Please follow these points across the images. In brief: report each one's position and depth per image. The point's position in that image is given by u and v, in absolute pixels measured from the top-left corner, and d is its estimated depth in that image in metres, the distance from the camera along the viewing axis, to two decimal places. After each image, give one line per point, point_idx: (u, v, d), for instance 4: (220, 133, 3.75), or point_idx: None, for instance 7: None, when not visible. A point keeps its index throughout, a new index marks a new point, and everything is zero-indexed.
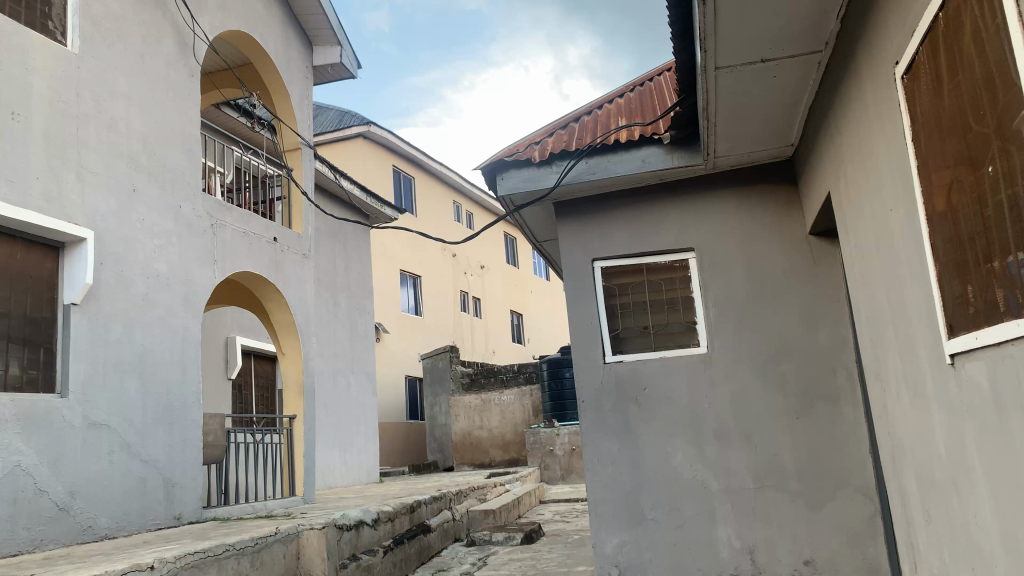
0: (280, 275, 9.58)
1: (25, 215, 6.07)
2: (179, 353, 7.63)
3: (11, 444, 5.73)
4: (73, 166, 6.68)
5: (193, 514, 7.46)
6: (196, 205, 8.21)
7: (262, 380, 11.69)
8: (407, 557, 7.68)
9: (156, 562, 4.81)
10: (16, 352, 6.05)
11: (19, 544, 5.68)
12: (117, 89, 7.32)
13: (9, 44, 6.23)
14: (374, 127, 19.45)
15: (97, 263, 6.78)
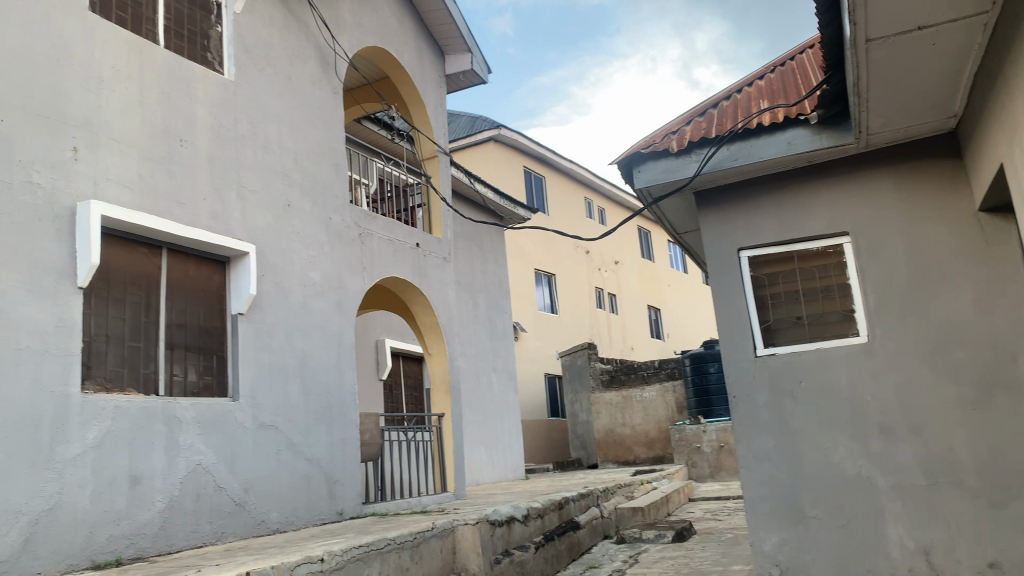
0: (424, 279, 9.90)
1: (195, 233, 6.59)
2: (335, 357, 8.03)
3: (193, 444, 6.24)
4: (234, 186, 7.18)
5: (353, 510, 7.85)
6: (344, 216, 8.62)
7: (410, 380, 12.11)
8: (557, 554, 7.74)
9: (326, 555, 5.11)
10: (193, 360, 6.59)
11: (203, 536, 6.18)
12: (270, 111, 7.82)
13: (174, 76, 6.79)
14: (504, 129, 19.75)
15: (259, 275, 7.26)
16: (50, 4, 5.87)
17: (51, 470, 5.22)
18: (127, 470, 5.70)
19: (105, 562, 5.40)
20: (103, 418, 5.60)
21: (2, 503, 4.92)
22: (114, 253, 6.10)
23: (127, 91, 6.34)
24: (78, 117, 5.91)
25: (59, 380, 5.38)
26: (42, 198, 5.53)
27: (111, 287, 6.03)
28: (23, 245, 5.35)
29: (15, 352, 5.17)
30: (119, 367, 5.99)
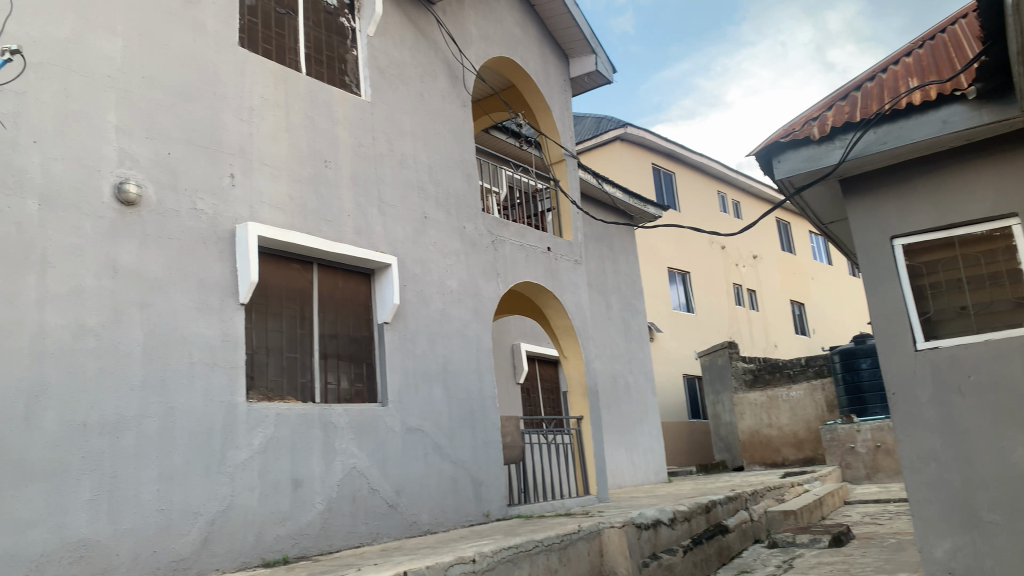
0: (557, 282, 9.96)
1: (342, 248, 6.94)
2: (475, 363, 8.21)
3: (347, 449, 6.57)
4: (375, 202, 7.51)
5: (499, 512, 8.00)
6: (478, 224, 8.81)
7: (547, 383, 12.21)
8: (707, 558, 7.57)
9: (478, 556, 5.24)
10: (345, 368, 6.94)
11: (361, 537, 6.48)
12: (404, 128, 8.11)
13: (317, 101, 7.18)
14: (630, 128, 19.55)
15: (401, 285, 7.55)
16: (205, 44, 6.36)
17: (224, 474, 5.64)
18: (290, 474, 6.07)
19: (274, 560, 5.78)
20: (267, 424, 6.00)
21: (184, 505, 5.36)
22: (270, 270, 6.52)
23: (276, 118, 6.77)
24: (234, 145, 6.37)
25: (227, 390, 5.80)
26: (206, 222, 6.00)
27: (269, 302, 6.45)
28: (192, 267, 5.82)
29: (189, 365, 5.62)
30: (279, 377, 6.39)
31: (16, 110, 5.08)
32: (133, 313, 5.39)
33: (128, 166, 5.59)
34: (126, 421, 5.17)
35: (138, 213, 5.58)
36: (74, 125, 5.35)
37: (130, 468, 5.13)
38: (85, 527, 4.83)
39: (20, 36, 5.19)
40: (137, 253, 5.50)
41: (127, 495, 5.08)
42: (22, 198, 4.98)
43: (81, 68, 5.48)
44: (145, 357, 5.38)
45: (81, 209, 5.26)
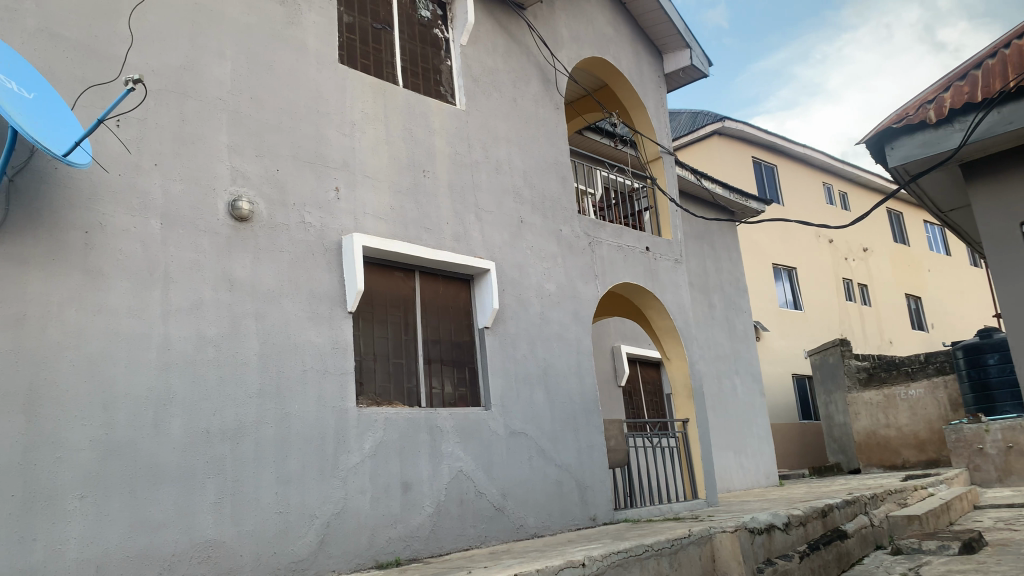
0: (658, 282, 9.80)
1: (442, 255, 7.06)
2: (576, 365, 8.19)
3: (454, 452, 6.66)
4: (472, 209, 7.60)
5: (606, 515, 7.94)
6: (575, 227, 8.77)
7: (650, 385, 12.04)
8: (826, 564, 7.27)
9: (587, 560, 5.22)
10: (448, 372, 7.04)
11: (469, 539, 6.56)
12: (499, 134, 8.18)
13: (414, 112, 7.34)
14: (728, 121, 19.06)
15: (501, 290, 7.61)
16: (308, 62, 6.60)
17: (337, 477, 5.82)
18: (399, 477, 6.21)
19: (387, 562, 5.92)
20: (377, 428, 6.16)
21: (301, 507, 5.56)
22: (375, 279, 6.69)
23: (375, 131, 6.96)
24: (338, 159, 6.58)
25: (338, 396, 5.99)
26: (313, 234, 6.22)
27: (375, 310, 6.62)
28: (301, 278, 6.05)
29: (301, 372, 5.83)
30: (386, 382, 6.55)
31: (138, 135, 5.39)
32: (249, 324, 5.64)
33: (240, 184, 5.86)
34: (246, 427, 5.41)
35: (251, 228, 5.83)
36: (190, 146, 5.64)
37: (250, 472, 5.36)
38: (211, 528, 5.08)
39: (140, 66, 5.53)
40: (250, 266, 5.76)
41: (249, 498, 5.32)
42: (146, 218, 5.29)
43: (195, 93, 5.78)
44: (261, 365, 5.61)
45: (200, 227, 5.55)
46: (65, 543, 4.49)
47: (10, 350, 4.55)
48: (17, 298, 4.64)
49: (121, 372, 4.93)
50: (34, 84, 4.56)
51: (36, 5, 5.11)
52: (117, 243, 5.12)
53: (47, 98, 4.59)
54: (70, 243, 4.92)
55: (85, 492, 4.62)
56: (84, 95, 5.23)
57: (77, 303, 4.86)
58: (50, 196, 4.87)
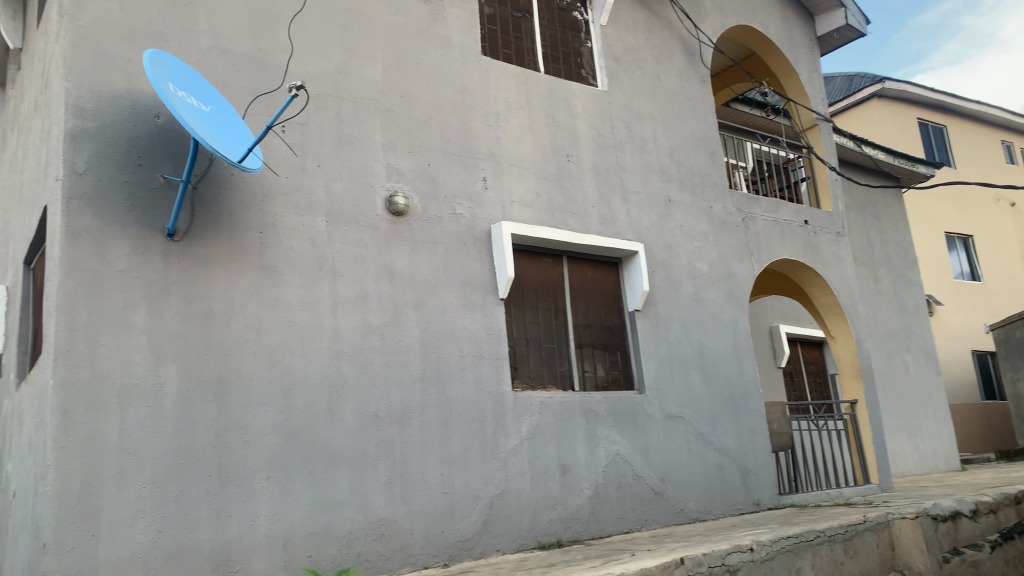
0: (818, 257, 9.32)
1: (589, 238, 7.05)
2: (732, 346, 7.95)
3: (610, 435, 6.66)
4: (618, 190, 7.53)
5: (771, 500, 7.68)
6: (726, 203, 8.48)
7: (812, 366, 11.48)
8: (1021, 555, 6.71)
9: (755, 544, 5.11)
10: (600, 356, 7.04)
11: (629, 522, 6.56)
12: (643, 113, 8.04)
13: (557, 98, 7.36)
14: (889, 82, 17.77)
15: (651, 272, 7.51)
16: (452, 57, 6.76)
17: (498, 459, 5.97)
18: (557, 460, 6.28)
19: (549, 543, 6.04)
20: (533, 412, 6.26)
21: (465, 488, 5.75)
22: (524, 266, 6.79)
23: (519, 119, 7.03)
24: (484, 150, 6.71)
25: (494, 381, 6.13)
26: (464, 225, 6.38)
27: (525, 296, 6.72)
28: (455, 267, 6.22)
29: (460, 359, 6.01)
30: (540, 366, 6.63)
31: (302, 139, 5.73)
32: (409, 313, 5.87)
33: (395, 180, 6.11)
34: (410, 411, 5.65)
35: (407, 222, 6.06)
36: (347, 146, 5.93)
37: (416, 454, 5.60)
38: (383, 508, 5.36)
39: (300, 73, 5.87)
40: (408, 257, 5.99)
41: (417, 479, 5.56)
42: (312, 217, 5.61)
43: (350, 95, 6.07)
44: (422, 353, 5.84)
45: (360, 222, 5.83)
46: (256, 519, 4.87)
47: (202, 342, 4.96)
48: (205, 294, 5.04)
49: (297, 362, 5.27)
50: (209, 96, 4.93)
51: (207, 25, 5.52)
52: (288, 240, 5.46)
53: (221, 109, 4.96)
54: (247, 243, 5.29)
55: (270, 473, 4.99)
56: (253, 104, 5.61)
57: (255, 298, 5.22)
58: (229, 201, 5.26)
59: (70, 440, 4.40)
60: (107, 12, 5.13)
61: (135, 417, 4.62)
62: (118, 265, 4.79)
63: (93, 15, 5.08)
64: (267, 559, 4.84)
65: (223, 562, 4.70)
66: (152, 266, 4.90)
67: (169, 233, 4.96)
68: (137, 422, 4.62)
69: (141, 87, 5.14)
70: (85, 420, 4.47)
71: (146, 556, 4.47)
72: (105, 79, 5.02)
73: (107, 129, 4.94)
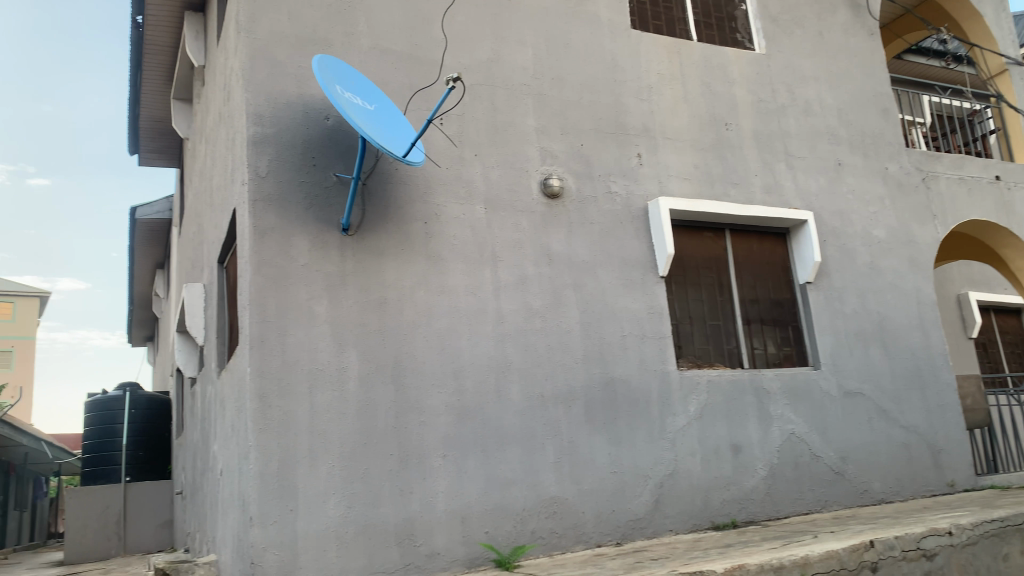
0: (1013, 216, 8.47)
1: (753, 209, 6.79)
2: (916, 317, 7.40)
3: (784, 414, 6.41)
4: (782, 157, 7.19)
5: (967, 482, 7.10)
6: (903, 163, 7.88)
7: (1009, 336, 10.47)
8: None
9: (954, 528, 4.79)
10: (770, 332, 6.78)
11: (808, 504, 6.29)
12: (806, 73, 7.61)
13: (712, 66, 7.11)
14: None
15: (821, 241, 7.12)
16: (602, 34, 6.69)
17: (666, 439, 5.90)
18: (728, 440, 6.13)
19: (723, 523, 5.91)
20: (701, 392, 6.14)
21: (634, 468, 5.73)
22: (685, 242, 6.64)
23: (673, 91, 6.86)
24: (638, 125, 6.61)
25: (659, 360, 6.06)
26: (621, 203, 6.33)
27: (687, 274, 6.57)
28: (614, 247, 6.19)
29: (622, 339, 5.99)
30: (706, 345, 6.47)
31: (459, 129, 5.88)
32: (570, 295, 5.91)
33: (550, 163, 6.15)
34: (576, 392, 5.70)
35: (563, 204, 6.09)
36: (502, 133, 6.03)
37: (584, 434, 5.65)
38: (554, 486, 5.45)
39: (454, 65, 6.02)
40: (566, 240, 6.02)
41: (585, 459, 5.60)
42: (472, 205, 5.76)
43: (503, 82, 6.16)
44: (584, 333, 5.86)
45: (518, 207, 5.92)
46: (435, 497, 5.09)
47: (377, 328, 5.23)
48: (378, 284, 5.30)
49: (465, 345, 5.45)
50: (374, 96, 5.18)
51: (367, 26, 5.78)
52: (451, 228, 5.63)
53: (384, 108, 5.19)
54: (413, 233, 5.51)
55: (446, 452, 5.19)
56: (412, 100, 5.81)
57: (423, 285, 5.44)
58: (395, 195, 5.50)
59: (267, 422, 4.75)
60: (278, 23, 5.48)
61: (322, 400, 4.94)
62: (300, 260, 5.11)
63: (267, 27, 5.44)
64: (447, 535, 5.05)
65: (407, 536, 4.94)
66: (330, 259, 5.20)
67: (344, 228, 5.24)
68: (325, 405, 4.94)
69: (311, 92, 5.47)
70: (279, 404, 4.81)
71: (339, 530, 4.77)
72: (279, 87, 5.38)
73: (284, 134, 5.30)
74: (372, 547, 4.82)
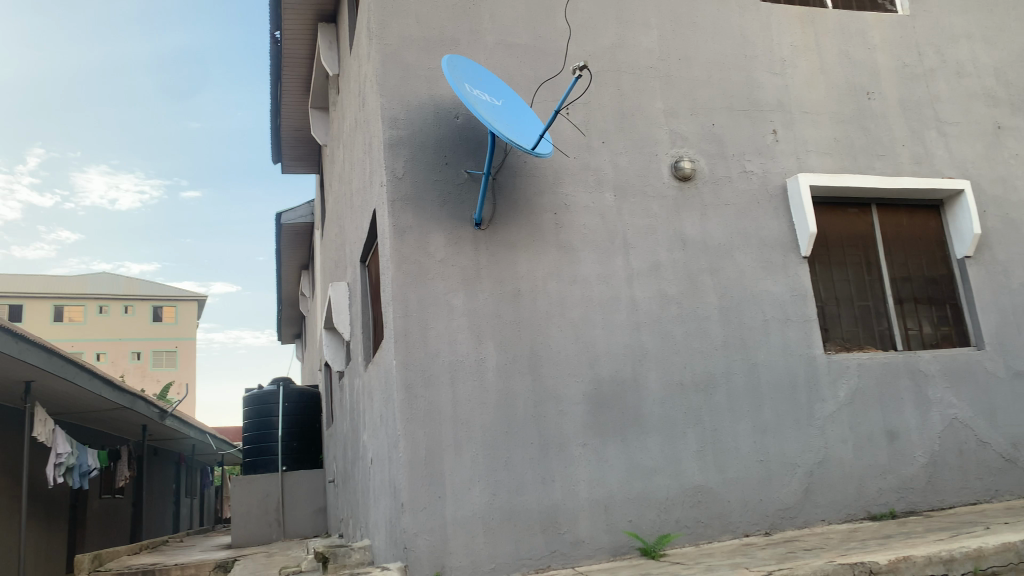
0: None
1: (902, 181, 6.40)
2: None
3: (944, 398, 6.02)
4: (932, 124, 6.73)
5: None
6: None
7: None
8: None
9: None
10: (925, 311, 6.38)
11: (975, 493, 5.88)
12: (956, 32, 7.08)
13: (850, 32, 6.74)
14: None
15: (981, 212, 6.61)
16: (729, 9, 6.48)
17: (815, 425, 5.68)
18: (883, 425, 5.82)
19: (881, 513, 5.62)
20: (851, 375, 5.86)
21: (781, 456, 5.55)
22: (827, 220, 6.34)
23: (809, 62, 6.56)
24: (772, 101, 6.36)
25: (804, 343, 5.83)
26: (757, 182, 6.12)
27: (832, 253, 6.27)
28: (751, 228, 6.00)
29: (763, 323, 5.80)
30: (854, 326, 6.16)
31: (586, 118, 5.87)
32: (706, 280, 5.78)
33: (680, 146, 6.03)
34: (716, 378, 5.58)
35: (695, 187, 5.96)
36: (630, 119, 5.97)
37: (726, 422, 5.52)
38: (697, 475, 5.36)
39: (579, 54, 6.01)
40: (700, 223, 5.89)
41: (729, 447, 5.48)
42: (603, 193, 5.74)
43: (629, 67, 6.09)
44: (722, 319, 5.73)
45: (649, 193, 5.85)
46: (577, 485, 5.12)
47: (514, 319, 5.32)
48: (512, 276, 5.39)
49: (600, 334, 5.45)
50: (501, 91, 5.25)
51: (492, 23, 5.86)
52: (582, 218, 5.64)
53: (511, 102, 5.25)
54: (544, 224, 5.55)
55: (586, 440, 5.22)
56: (539, 92, 5.85)
57: (557, 275, 5.48)
58: (525, 187, 5.57)
59: (414, 412, 4.93)
60: (406, 27, 5.66)
61: (464, 390, 5.08)
62: (437, 256, 5.27)
63: (396, 32, 5.63)
64: (590, 523, 5.08)
65: (552, 524, 5.00)
66: (465, 253, 5.32)
67: (477, 223, 5.35)
68: (467, 396, 5.07)
69: (441, 92, 5.61)
70: (424, 394, 4.98)
71: (485, 517, 4.88)
72: (411, 89, 5.56)
73: (417, 134, 5.46)
74: (517, 534, 4.91)
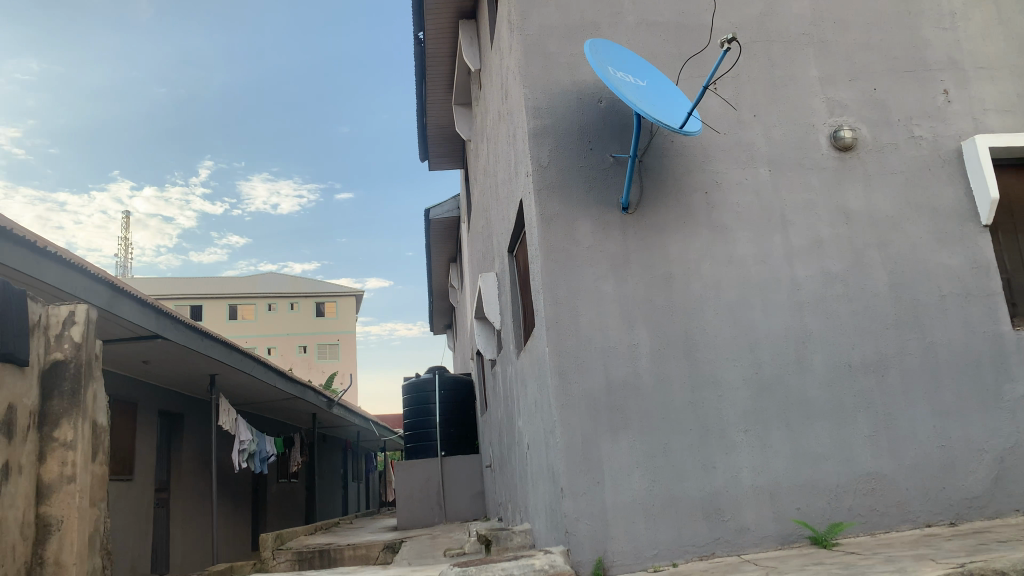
0: None
1: None
2: None
3: None
4: None
5: None
6: None
7: None
8: None
9: None
10: None
11: None
12: None
13: None
14: None
15: None
16: None
17: (1004, 409, 5.23)
18: None
19: None
20: None
21: (966, 441, 5.15)
22: (1011, 184, 5.82)
23: (983, 14, 6.02)
24: (941, 58, 5.88)
25: (988, 320, 5.38)
26: (927, 147, 5.69)
27: (1017, 220, 5.74)
28: (922, 197, 5.59)
29: (940, 299, 5.39)
30: None
31: (735, 92, 5.66)
32: (874, 255, 5.44)
33: (839, 114, 5.70)
34: (888, 359, 5.25)
35: (857, 157, 5.62)
36: (783, 90, 5.70)
37: (901, 405, 5.18)
38: (870, 461, 5.07)
39: (725, 27, 5.81)
40: (865, 195, 5.55)
41: (906, 433, 5.14)
42: (756, 169, 5.52)
43: (779, 35, 5.81)
44: (893, 296, 5.37)
45: (807, 166, 5.57)
46: (740, 472, 4.98)
47: (667, 304, 5.23)
48: (664, 259, 5.30)
49: (759, 316, 5.26)
50: (646, 73, 5.14)
51: (633, 3, 5.77)
52: (734, 196, 5.46)
53: (657, 83, 5.14)
54: (695, 205, 5.42)
55: (747, 426, 5.06)
56: (685, 69, 5.71)
57: (710, 257, 5.33)
58: (674, 168, 5.46)
59: (569, 398, 4.96)
60: (547, 16, 5.67)
61: (619, 376, 5.05)
62: (586, 242, 5.26)
63: (538, 22, 5.65)
64: (756, 510, 4.92)
65: (715, 510, 4.89)
66: (614, 239, 5.28)
67: (625, 207, 5.30)
68: (622, 381, 5.04)
69: (584, 78, 5.59)
70: (578, 381, 5.00)
71: (646, 502, 4.84)
72: (554, 77, 5.57)
73: (562, 121, 5.47)
74: (679, 519, 4.84)
